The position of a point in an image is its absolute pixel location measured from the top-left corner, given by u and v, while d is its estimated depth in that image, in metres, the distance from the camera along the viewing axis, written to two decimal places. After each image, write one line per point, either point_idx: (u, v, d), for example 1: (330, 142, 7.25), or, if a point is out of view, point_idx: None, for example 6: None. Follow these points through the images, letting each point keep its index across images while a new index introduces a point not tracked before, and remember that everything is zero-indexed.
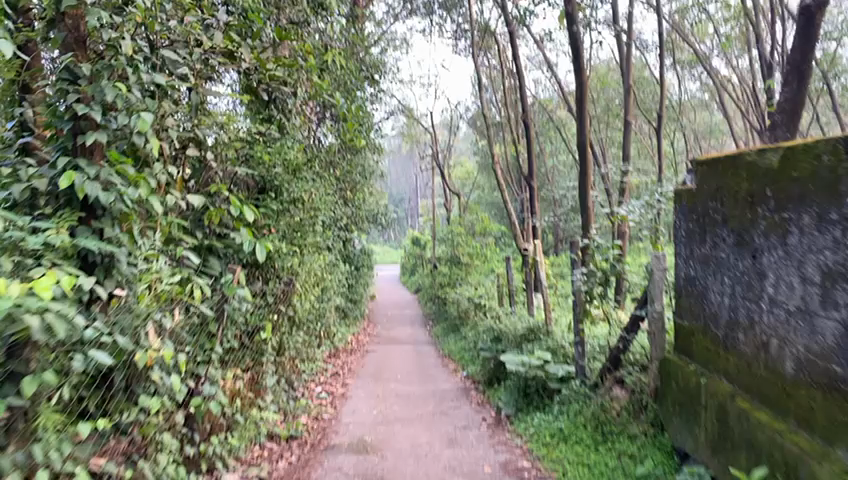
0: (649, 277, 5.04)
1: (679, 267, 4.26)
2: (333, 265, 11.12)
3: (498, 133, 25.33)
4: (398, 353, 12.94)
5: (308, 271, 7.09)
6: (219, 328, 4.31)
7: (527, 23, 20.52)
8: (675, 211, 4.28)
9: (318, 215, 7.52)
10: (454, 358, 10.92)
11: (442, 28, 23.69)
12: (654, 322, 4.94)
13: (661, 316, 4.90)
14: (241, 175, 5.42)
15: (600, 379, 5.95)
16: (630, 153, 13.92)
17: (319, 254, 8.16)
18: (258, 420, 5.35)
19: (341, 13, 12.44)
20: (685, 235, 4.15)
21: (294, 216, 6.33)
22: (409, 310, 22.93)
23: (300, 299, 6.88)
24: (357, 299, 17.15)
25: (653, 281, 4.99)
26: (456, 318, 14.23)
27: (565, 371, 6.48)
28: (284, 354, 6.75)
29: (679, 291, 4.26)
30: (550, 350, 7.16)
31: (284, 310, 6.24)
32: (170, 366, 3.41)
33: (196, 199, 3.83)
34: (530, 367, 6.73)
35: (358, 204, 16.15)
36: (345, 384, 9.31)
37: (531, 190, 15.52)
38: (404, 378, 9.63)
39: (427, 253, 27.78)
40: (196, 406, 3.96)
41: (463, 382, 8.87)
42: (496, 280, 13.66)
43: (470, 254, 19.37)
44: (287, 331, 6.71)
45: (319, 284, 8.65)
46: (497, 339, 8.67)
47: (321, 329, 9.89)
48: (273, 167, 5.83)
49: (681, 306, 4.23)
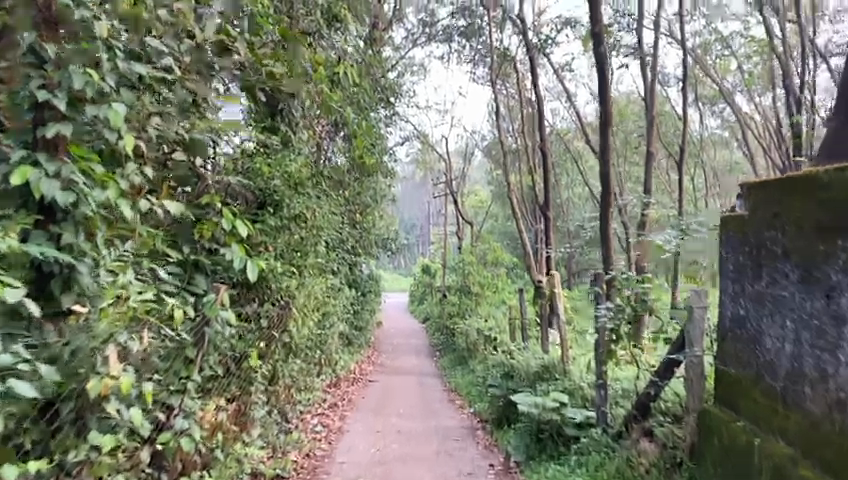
0: (689, 316, 4.60)
1: (725, 306, 3.81)
2: (337, 290, 10.69)
3: (514, 162, 25.00)
4: (402, 385, 12.43)
5: (308, 295, 6.67)
6: (198, 355, 3.84)
7: (546, 52, 20.30)
8: (720, 243, 3.82)
9: (321, 235, 7.13)
10: (461, 393, 10.39)
11: (460, 55, 23.56)
12: (693, 368, 4.48)
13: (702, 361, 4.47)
14: (237, 186, 5.04)
15: (625, 427, 5.45)
16: (651, 185, 13.48)
17: (321, 277, 7.74)
18: (240, 457, 4.85)
19: (359, 32, 12.21)
20: (732, 271, 3.69)
21: (294, 235, 5.95)
22: (416, 339, 22.40)
23: (298, 324, 6.45)
24: (363, 326, 16.66)
25: (694, 321, 4.56)
26: (465, 349, 13.72)
27: (584, 416, 6.07)
28: (277, 384, 6.28)
29: (724, 334, 3.81)
30: (567, 392, 6.63)
31: (279, 337, 5.79)
32: (131, 398, 2.92)
33: (177, 207, 3.41)
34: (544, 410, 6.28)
35: (368, 228, 15.76)
36: (343, 417, 8.79)
37: (546, 220, 15.10)
38: (407, 413, 9.10)
39: (436, 281, 27.31)
40: (165, 444, 3.47)
41: (469, 419, 8.35)
42: (508, 312, 13.16)
43: (481, 284, 18.86)
44: (281, 359, 6.25)
45: (320, 309, 8.22)
46: (507, 376, 8.16)
47: (321, 355, 9.43)
48: (272, 179, 5.47)
49: (725, 351, 3.76)
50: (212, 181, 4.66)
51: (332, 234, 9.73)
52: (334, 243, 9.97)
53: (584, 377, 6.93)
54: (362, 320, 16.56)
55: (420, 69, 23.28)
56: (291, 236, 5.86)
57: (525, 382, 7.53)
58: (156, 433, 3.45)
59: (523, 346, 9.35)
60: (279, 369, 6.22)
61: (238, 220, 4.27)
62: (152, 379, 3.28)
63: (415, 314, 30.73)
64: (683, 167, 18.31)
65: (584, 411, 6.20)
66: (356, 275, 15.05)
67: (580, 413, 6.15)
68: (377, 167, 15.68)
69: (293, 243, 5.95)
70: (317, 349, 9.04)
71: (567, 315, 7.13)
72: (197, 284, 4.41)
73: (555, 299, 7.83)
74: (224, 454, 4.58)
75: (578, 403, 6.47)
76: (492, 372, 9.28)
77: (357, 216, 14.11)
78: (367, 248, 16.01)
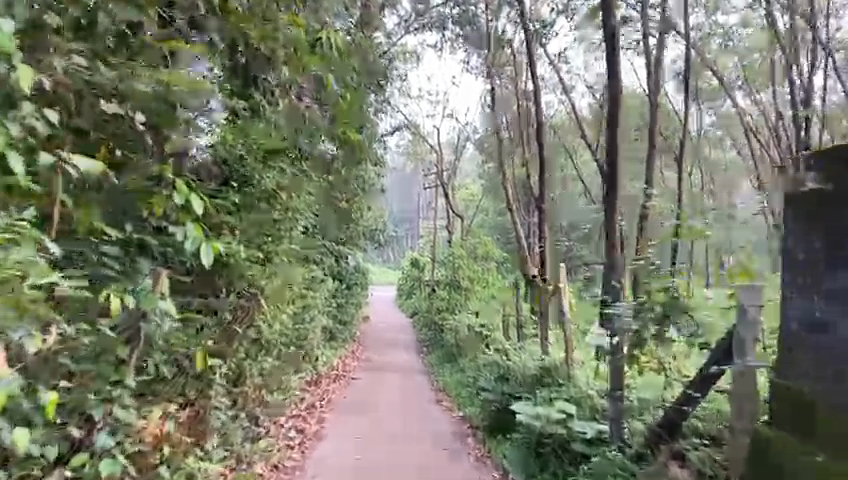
0: (741, 315, 3.99)
1: (792, 308, 3.10)
2: (319, 280, 10.04)
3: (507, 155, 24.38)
4: (387, 382, 11.79)
5: (283, 285, 6.04)
6: (132, 354, 3.09)
7: (543, 41, 19.66)
8: (792, 230, 3.09)
9: (299, 220, 6.50)
10: (450, 393, 9.76)
11: (454, 43, 22.83)
12: (744, 378, 3.92)
13: (753, 369, 3.91)
14: (195, 157, 4.42)
15: (648, 448, 4.78)
16: (653, 176, 12.87)
17: (299, 266, 7.11)
18: (194, 474, 4.16)
19: (348, 9, 11.50)
20: (801, 265, 3.02)
21: (266, 216, 5.32)
22: (403, 335, 21.81)
23: (270, 318, 5.81)
24: (348, 320, 16.01)
25: (747, 321, 3.97)
26: (454, 346, 13.09)
27: (594, 431, 5.38)
28: (245, 386, 5.61)
29: (790, 343, 3.11)
30: (574, 402, 5.96)
31: (244, 332, 5.13)
32: (10, 411, 2.19)
33: (85, 162, 2.55)
34: (548, 421, 5.65)
35: (355, 218, 15.09)
36: (322, 420, 8.14)
37: (541, 213, 14.47)
38: (391, 415, 8.46)
39: (425, 275, 26.71)
40: (78, 466, 2.76)
41: (458, 423, 7.75)
42: (500, 308, 12.54)
43: (472, 279, 18.27)
44: (250, 357, 5.58)
45: (298, 300, 7.60)
46: (501, 376, 7.52)
47: (300, 350, 8.76)
48: (238, 150, 4.86)
49: (795, 363, 3.06)
50: (167, 151, 4.05)
51: (314, 221, 9.03)
52: (315, 231, 9.29)
53: (591, 383, 6.25)
54: (348, 314, 15.88)
55: (413, 57, 22.54)
56: (262, 218, 5.24)
57: (524, 389, 6.82)
58: (68, 454, 2.77)
59: (519, 345, 8.71)
60: (247, 369, 5.54)
61: (193, 194, 3.61)
62: (55, 386, 2.57)
63: (403, 308, 30.06)
64: (683, 162, 17.73)
65: (595, 424, 5.52)
66: (341, 267, 14.35)
67: (591, 427, 5.46)
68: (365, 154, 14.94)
69: (265, 225, 5.33)
70: (295, 344, 8.35)
71: (571, 312, 6.49)
72: (144, 268, 3.73)
73: (557, 293, 7.20)
74: (173, 471, 3.89)
75: (586, 414, 5.79)
76: (485, 372, 8.66)
77: (342, 205, 13.38)
78: (353, 239, 15.31)
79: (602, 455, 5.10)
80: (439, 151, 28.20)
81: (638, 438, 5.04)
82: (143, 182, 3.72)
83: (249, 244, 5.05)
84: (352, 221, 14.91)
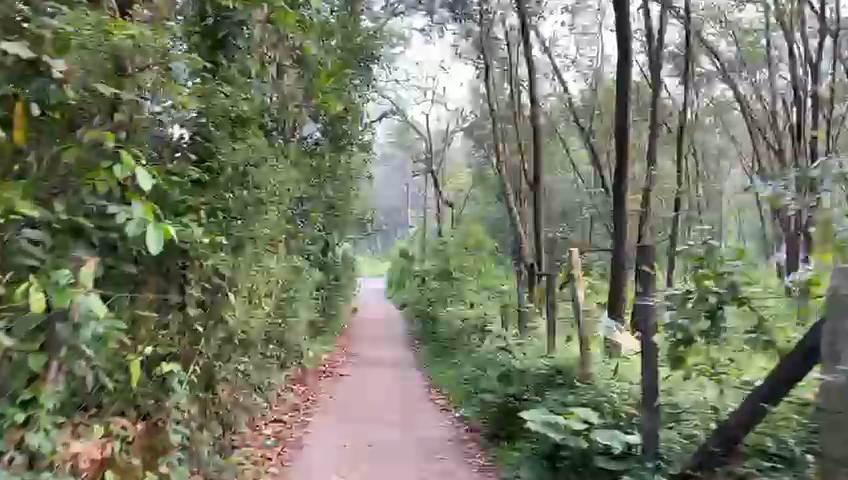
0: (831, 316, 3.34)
1: None
2: (302, 272, 9.39)
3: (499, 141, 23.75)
4: (374, 379, 11.13)
5: (259, 278, 5.42)
6: (51, 372, 2.44)
7: (537, 23, 19.03)
8: None
9: (278, 204, 5.90)
10: (444, 390, 9.16)
11: (443, 26, 22.08)
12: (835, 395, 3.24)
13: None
14: (147, 127, 3.75)
15: (694, 469, 4.11)
16: (656, 154, 12.27)
17: (278, 257, 6.51)
18: None
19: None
20: None
21: (238, 197, 4.73)
22: (393, 327, 21.19)
23: (245, 315, 5.16)
24: (336, 312, 15.37)
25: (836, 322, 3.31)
26: (448, 338, 12.47)
27: (624, 444, 4.63)
28: (215, 394, 4.95)
29: None
30: (593, 407, 5.26)
31: (214, 332, 4.48)
32: None
33: None
34: (566, 432, 4.96)
35: (341, 206, 14.43)
36: (305, 423, 7.51)
37: (536, 196, 13.87)
38: (381, 417, 7.83)
39: (414, 266, 26.08)
40: None
41: (454, 426, 7.13)
42: (498, 299, 11.95)
43: (465, 269, 17.69)
44: (221, 360, 4.93)
45: (279, 290, 6.99)
46: (501, 375, 6.95)
47: (279, 347, 8.10)
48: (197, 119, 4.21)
49: None
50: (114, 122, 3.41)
51: (293, 211, 8.38)
52: (294, 220, 8.64)
53: (609, 382, 5.63)
54: (336, 306, 15.18)
55: (401, 40, 21.77)
56: (232, 198, 4.64)
57: (532, 391, 6.19)
58: None
59: (520, 339, 8.12)
60: (218, 376, 4.88)
61: (140, 169, 2.92)
62: None
63: (393, 299, 29.38)
64: (683, 144, 17.14)
65: (622, 434, 4.80)
66: (326, 257, 13.64)
67: (617, 437, 4.77)
68: (350, 137, 14.19)
69: (239, 205, 4.73)
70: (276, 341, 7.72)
71: (580, 304, 5.86)
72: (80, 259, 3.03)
73: (559, 284, 6.65)
74: None
75: (608, 420, 5.13)
76: (484, 368, 8.07)
77: (326, 191, 12.66)
78: (340, 227, 14.57)
79: (634, 473, 4.43)
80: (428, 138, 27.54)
81: (674, 454, 4.44)
82: (86, 154, 3.04)
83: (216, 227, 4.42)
84: (338, 208, 14.18)
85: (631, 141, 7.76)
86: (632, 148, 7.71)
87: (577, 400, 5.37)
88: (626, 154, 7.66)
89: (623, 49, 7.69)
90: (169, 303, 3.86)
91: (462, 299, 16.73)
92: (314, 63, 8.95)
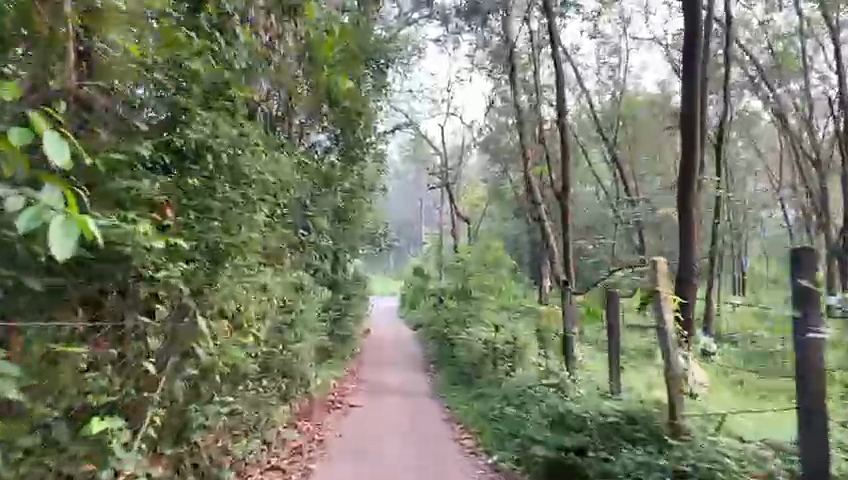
0: None
1: None
2: (304, 292, 8.35)
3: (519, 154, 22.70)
4: (387, 410, 9.95)
5: (248, 297, 4.37)
6: None
7: (561, 27, 18.13)
8: None
9: (274, 213, 4.90)
10: (469, 428, 8.00)
11: (459, 35, 21.24)
12: None
13: None
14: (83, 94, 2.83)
15: None
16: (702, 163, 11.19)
17: (274, 274, 5.48)
18: None
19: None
20: None
21: (228, 193, 3.73)
22: (407, 349, 20.07)
23: (230, 345, 4.08)
24: (347, 335, 14.29)
25: None
26: (469, 364, 11.35)
27: None
28: (184, 449, 3.83)
29: None
30: (694, 473, 3.66)
31: (188, 372, 3.37)
32: None
33: None
34: None
35: (352, 219, 13.47)
36: (307, 469, 6.41)
37: (564, 207, 12.78)
38: (398, 460, 6.74)
39: (428, 284, 24.97)
40: None
41: (486, 477, 5.98)
42: (525, 319, 10.86)
43: (485, 287, 16.62)
44: (195, 405, 3.81)
45: (275, 310, 5.93)
46: (540, 413, 5.80)
47: (276, 377, 6.99)
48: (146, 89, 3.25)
49: None
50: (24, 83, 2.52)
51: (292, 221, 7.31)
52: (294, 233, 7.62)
53: (714, 438, 3.98)
54: (346, 328, 14.00)
55: (415, 49, 20.96)
56: (215, 194, 3.65)
57: (598, 442, 4.50)
58: None
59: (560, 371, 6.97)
60: (192, 426, 3.76)
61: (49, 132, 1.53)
62: None
63: (406, 320, 28.06)
64: (721, 153, 16.07)
65: None
66: (334, 275, 12.54)
67: None
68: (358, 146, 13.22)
69: (227, 203, 3.72)
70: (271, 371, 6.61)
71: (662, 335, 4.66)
72: None
73: (612, 306, 5.53)
74: None
75: None
76: (520, 404, 6.92)
77: (334, 202, 11.63)
78: (350, 243, 13.52)
79: None
80: (441, 151, 26.60)
81: None
82: None
83: (181, 227, 3.35)
84: (347, 223, 13.14)
85: (696, 154, 6.77)
86: (696, 163, 6.76)
87: (669, 459, 3.88)
88: (689, 165, 6.66)
89: (686, 43, 6.69)
90: (110, 333, 2.78)
91: (483, 320, 15.50)
92: (321, 55, 8.01)
